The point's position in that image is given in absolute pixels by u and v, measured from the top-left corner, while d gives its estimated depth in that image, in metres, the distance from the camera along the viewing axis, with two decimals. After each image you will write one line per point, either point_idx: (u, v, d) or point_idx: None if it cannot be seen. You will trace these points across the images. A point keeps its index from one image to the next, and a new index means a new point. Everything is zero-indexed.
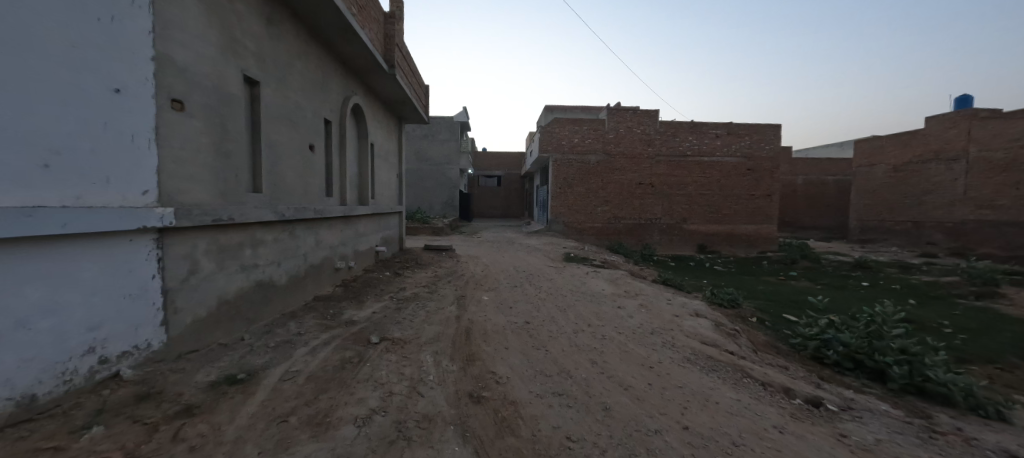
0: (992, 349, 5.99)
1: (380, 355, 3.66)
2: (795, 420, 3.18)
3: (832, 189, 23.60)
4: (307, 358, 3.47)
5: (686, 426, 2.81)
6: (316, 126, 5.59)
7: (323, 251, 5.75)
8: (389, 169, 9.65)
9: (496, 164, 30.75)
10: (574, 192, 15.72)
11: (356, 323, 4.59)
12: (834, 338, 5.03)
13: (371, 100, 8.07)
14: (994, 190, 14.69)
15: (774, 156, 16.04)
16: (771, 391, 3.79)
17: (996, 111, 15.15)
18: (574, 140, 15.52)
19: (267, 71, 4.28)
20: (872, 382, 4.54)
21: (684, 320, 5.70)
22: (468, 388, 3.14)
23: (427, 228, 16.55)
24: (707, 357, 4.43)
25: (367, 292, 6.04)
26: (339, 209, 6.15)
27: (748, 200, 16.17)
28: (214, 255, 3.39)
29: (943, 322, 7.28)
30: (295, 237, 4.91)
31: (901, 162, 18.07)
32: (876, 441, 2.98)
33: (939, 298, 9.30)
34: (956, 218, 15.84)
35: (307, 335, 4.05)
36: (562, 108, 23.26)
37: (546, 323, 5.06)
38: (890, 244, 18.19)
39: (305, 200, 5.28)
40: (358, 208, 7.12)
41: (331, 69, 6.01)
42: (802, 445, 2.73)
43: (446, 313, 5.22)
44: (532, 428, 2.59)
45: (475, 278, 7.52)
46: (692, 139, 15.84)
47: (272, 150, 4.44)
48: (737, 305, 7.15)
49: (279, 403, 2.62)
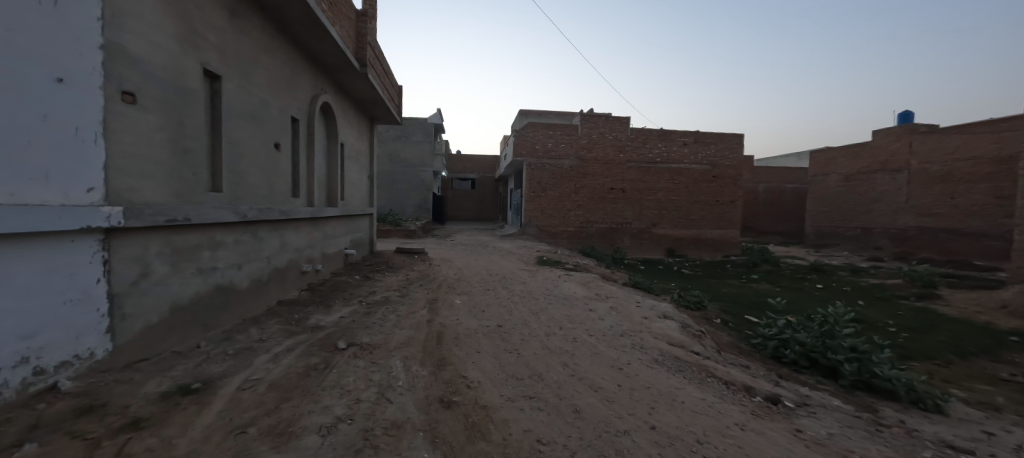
0: (930, 347, 6.49)
1: (347, 361, 3.56)
2: (756, 418, 3.32)
3: (790, 196, 24.96)
4: (269, 365, 3.32)
5: (652, 426, 2.87)
6: (282, 124, 5.40)
7: (288, 254, 5.54)
8: (360, 169, 9.45)
9: (471, 166, 30.61)
10: (547, 197, 15.87)
11: (323, 328, 4.44)
12: (792, 337, 5.29)
13: (341, 99, 7.87)
14: (932, 199, 15.89)
15: (738, 164, 16.77)
16: (733, 390, 3.93)
17: (933, 127, 16.49)
18: (548, 144, 15.68)
19: (229, 65, 4.10)
20: (825, 379, 4.80)
21: (653, 322, 5.83)
22: (439, 393, 3.10)
23: (399, 231, 16.27)
24: (674, 357, 4.56)
25: (334, 297, 5.86)
26: (306, 210, 5.96)
27: (714, 206, 16.83)
28: (167, 257, 3.20)
29: (888, 322, 7.81)
30: (259, 239, 4.71)
31: (851, 172, 19.35)
32: (828, 436, 3.14)
33: (884, 299, 9.99)
34: (900, 225, 17.06)
35: (270, 342, 3.87)
36: (536, 113, 23.43)
37: (518, 327, 5.07)
38: (842, 249, 19.39)
39: (269, 201, 5.08)
40: (326, 210, 6.91)
41: (299, 65, 5.82)
42: (762, 441, 2.85)
43: (418, 317, 5.13)
44: (504, 433, 2.58)
45: (448, 281, 7.43)
46: (662, 147, 16.35)
47: (235, 148, 4.26)
48: (703, 307, 7.42)
49: (237, 414, 2.49)
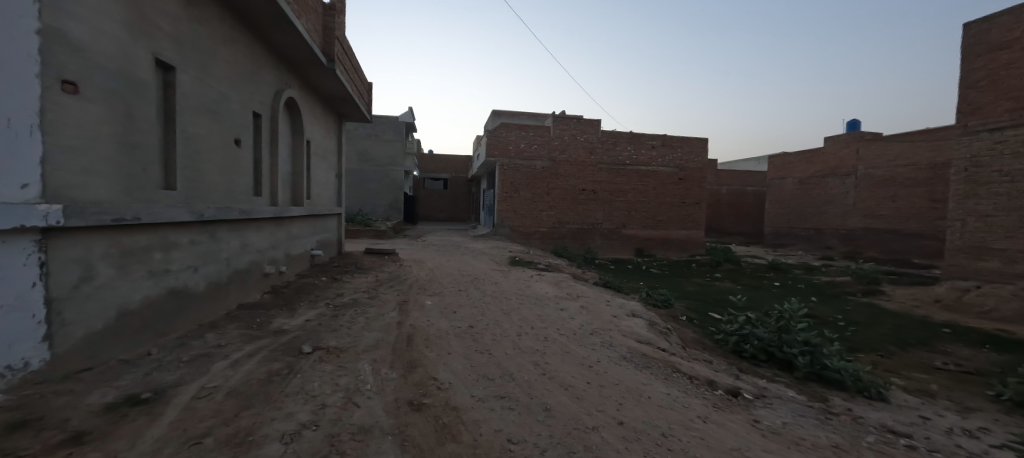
0: (874, 339, 6.98)
1: (313, 366, 3.44)
2: (717, 410, 3.46)
3: (750, 198, 26.23)
4: (227, 372, 3.16)
5: (620, 421, 2.94)
6: (243, 120, 5.17)
7: (249, 255, 5.30)
8: (327, 168, 9.18)
9: (443, 166, 30.31)
10: (520, 197, 15.95)
11: (287, 332, 4.29)
12: (751, 333, 5.55)
13: (307, 96, 7.61)
14: (877, 202, 17.10)
15: (702, 167, 17.44)
16: (696, 384, 4.08)
17: (877, 135, 17.76)
18: (520, 145, 15.77)
19: (184, 55, 3.88)
20: (782, 372, 5.06)
21: (621, 320, 5.97)
22: (409, 395, 3.06)
23: (369, 231, 15.93)
24: (641, 354, 4.69)
25: (299, 299, 5.65)
26: (269, 210, 5.72)
27: (680, 207, 17.44)
28: (114, 258, 3.00)
29: (838, 317, 8.35)
30: (217, 240, 4.49)
31: (806, 176, 20.54)
32: (783, 425, 3.32)
33: (835, 295, 10.66)
34: (848, 226, 18.26)
35: (229, 347, 3.70)
36: (509, 113, 23.51)
37: (490, 327, 5.06)
38: (797, 249, 20.56)
39: (229, 199, 4.84)
40: (292, 209, 6.66)
41: (262, 58, 5.58)
42: (723, 432, 2.98)
43: (387, 319, 5.03)
44: (474, 433, 2.57)
45: (419, 282, 7.33)
46: (631, 149, 16.77)
47: (192, 144, 4.06)
48: (669, 305, 7.67)
49: (192, 424, 2.36)
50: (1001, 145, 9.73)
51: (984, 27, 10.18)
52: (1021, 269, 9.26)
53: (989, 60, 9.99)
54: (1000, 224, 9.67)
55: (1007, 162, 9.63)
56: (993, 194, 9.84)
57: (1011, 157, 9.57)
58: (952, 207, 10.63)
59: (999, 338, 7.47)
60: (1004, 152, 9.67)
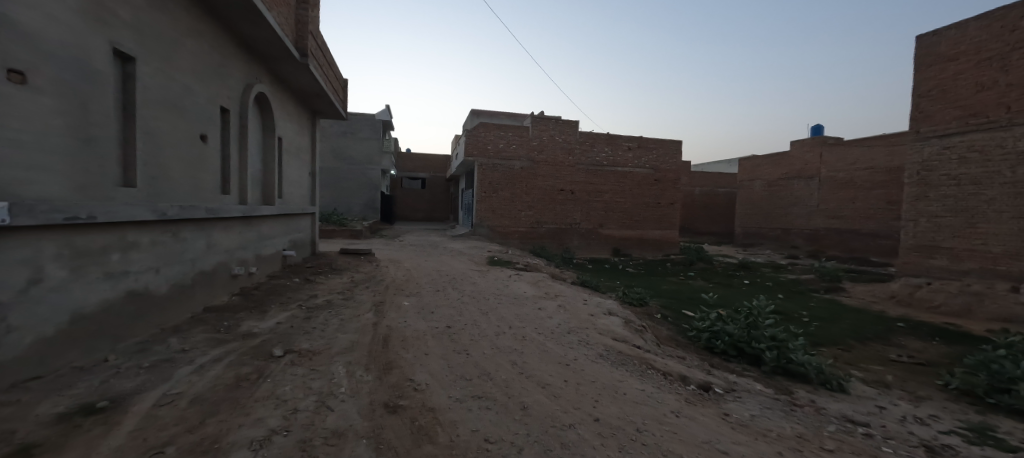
0: (835, 334, 7.35)
1: (284, 370, 3.34)
2: (689, 404, 3.56)
3: (722, 199, 27.10)
4: (191, 378, 3.03)
5: (596, 418, 2.99)
6: (209, 115, 4.96)
7: (216, 256, 5.08)
8: (301, 166, 8.93)
9: (421, 165, 29.93)
10: (498, 197, 15.95)
11: (257, 335, 4.14)
12: (722, 329, 5.74)
13: (279, 91, 7.37)
14: (838, 203, 17.98)
15: (677, 168, 17.90)
16: (670, 380, 4.19)
17: (839, 139, 18.68)
18: (499, 145, 15.77)
19: (146, 46, 3.70)
20: (750, 366, 5.26)
21: (598, 319, 6.06)
22: (384, 398, 3.00)
23: (344, 231, 15.58)
24: (617, 352, 4.77)
25: (270, 301, 5.47)
26: (238, 209, 5.51)
27: (656, 208, 17.83)
28: (66, 260, 2.82)
29: (803, 313, 8.73)
30: (181, 240, 4.29)
31: (774, 178, 21.38)
32: (751, 417, 3.45)
33: (800, 293, 11.14)
34: (812, 226, 19.12)
35: (194, 352, 3.54)
36: (488, 113, 23.48)
37: (468, 327, 5.04)
38: (765, 248, 21.38)
39: (194, 197, 4.64)
40: (262, 208, 6.43)
41: (230, 51, 5.38)
42: (694, 426, 3.07)
43: (363, 321, 4.93)
44: (451, 434, 2.55)
45: (396, 283, 7.22)
46: (608, 150, 17.04)
47: (153, 139, 3.86)
48: (644, 303, 7.83)
49: (152, 433, 2.24)
50: (949, 150, 10.41)
51: (934, 40, 10.88)
52: (967, 267, 9.93)
53: (939, 71, 10.69)
54: (948, 225, 10.35)
55: (955, 167, 10.30)
56: (942, 196, 10.51)
57: (958, 161, 10.25)
58: (906, 208, 11.28)
59: (947, 331, 8.00)
60: (952, 157, 10.35)
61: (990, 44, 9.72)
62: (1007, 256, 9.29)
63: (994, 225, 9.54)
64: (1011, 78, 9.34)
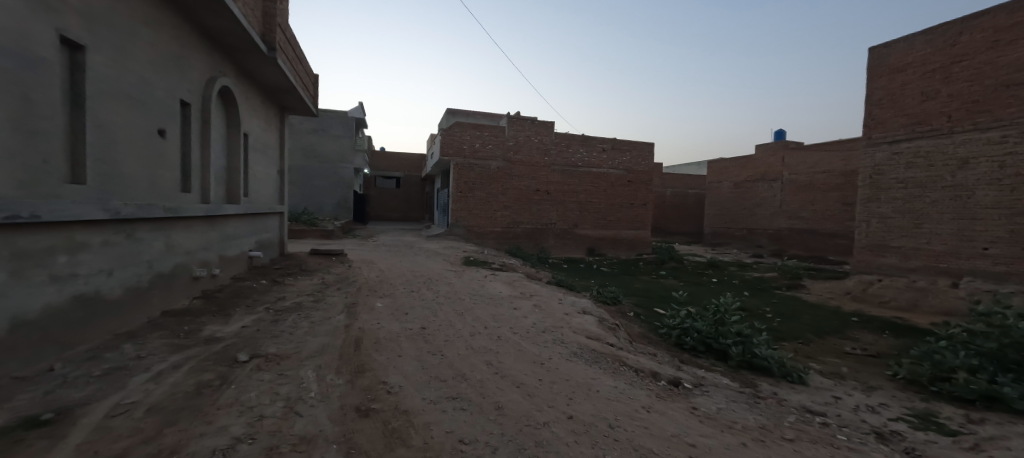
0: (796, 329, 7.73)
1: (249, 375, 3.22)
2: (660, 400, 3.67)
3: (692, 200, 28.01)
4: (147, 386, 2.87)
5: (570, 415, 3.03)
6: (168, 108, 4.71)
7: (175, 257, 4.83)
8: (268, 163, 8.60)
9: (396, 164, 29.44)
10: (474, 197, 15.90)
11: (220, 340, 3.97)
12: (691, 326, 5.94)
13: (245, 86, 7.07)
14: (799, 205, 18.92)
15: (649, 170, 18.35)
16: (642, 376, 4.30)
17: (799, 144, 19.67)
18: (475, 145, 15.72)
19: (97, 33, 3.47)
20: (718, 361, 5.47)
21: (572, 317, 6.15)
22: (356, 401, 2.94)
23: (314, 232, 15.15)
24: (590, 350, 4.86)
25: (235, 304, 5.25)
26: (199, 208, 5.25)
27: (629, 208, 18.23)
28: (6, 262, 2.61)
29: (766, 309, 9.14)
30: (136, 241, 4.05)
31: (740, 181, 22.27)
32: (717, 410, 3.59)
33: (764, 290, 11.66)
34: (776, 226, 20.03)
35: (151, 358, 3.36)
36: (464, 113, 23.37)
37: (443, 328, 5.00)
38: (733, 247, 22.24)
39: (151, 196, 4.39)
40: (226, 207, 6.16)
41: (191, 42, 5.12)
42: (664, 420, 3.17)
43: (334, 323, 4.80)
44: (424, 436, 2.52)
45: (369, 284, 7.09)
46: (583, 152, 17.28)
47: (105, 133, 3.63)
48: (618, 302, 8.00)
49: (104, 445, 2.11)
50: (897, 155, 11.13)
51: (885, 52, 11.62)
52: (913, 264, 10.67)
53: (888, 81, 11.44)
54: (897, 225, 11.07)
55: (903, 171, 11.03)
56: (891, 198, 11.23)
57: (905, 166, 10.97)
58: (860, 210, 11.99)
59: (895, 324, 8.56)
60: (899, 162, 11.08)
61: (934, 58, 10.48)
62: (948, 254, 10.03)
63: (937, 225, 10.29)
64: (952, 90, 10.11)
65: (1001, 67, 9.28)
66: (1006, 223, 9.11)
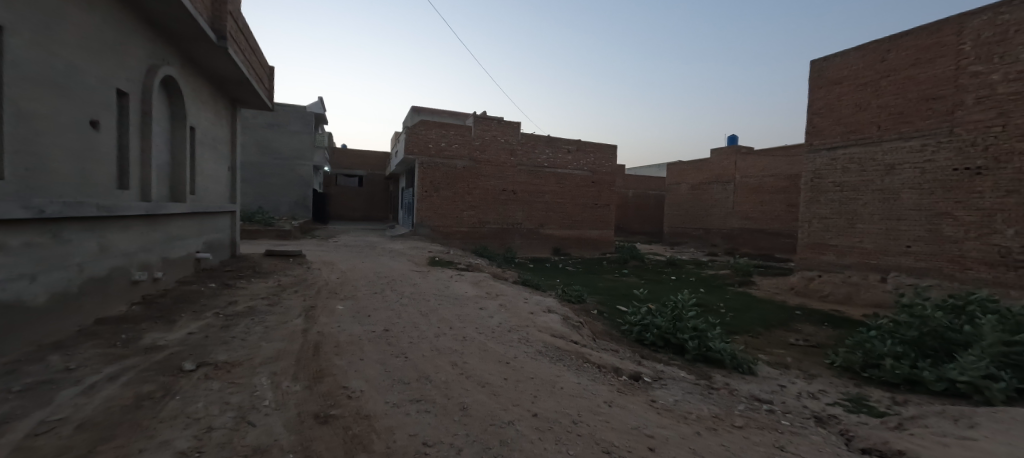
0: (747, 322, 8.23)
1: (196, 384, 3.02)
2: (621, 394, 3.80)
3: (652, 201, 29.10)
4: (78, 401, 2.63)
5: (535, 413, 3.07)
6: (103, 98, 4.32)
7: (111, 260, 4.45)
8: (218, 159, 8.10)
9: (358, 162, 28.54)
10: (440, 196, 15.72)
11: (163, 349, 3.70)
12: (651, 322, 6.18)
13: (191, 76, 6.62)
14: (749, 206, 20.12)
15: (612, 171, 18.89)
16: (605, 372, 4.42)
17: (749, 149, 20.94)
18: (440, 144, 15.53)
19: (18, 13, 3.14)
20: (676, 355, 5.73)
21: (538, 316, 6.23)
22: (314, 408, 2.83)
23: (270, 232, 14.44)
24: (555, 348, 4.94)
25: (180, 310, 4.91)
26: (140, 207, 4.86)
27: (594, 208, 18.67)
28: None
29: (720, 305, 9.67)
30: (64, 242, 3.69)
31: (696, 183, 23.38)
32: (674, 402, 3.76)
33: (718, 286, 12.33)
34: (728, 226, 21.20)
35: (82, 370, 3.08)
36: (430, 111, 23.06)
37: (407, 330, 4.91)
38: (690, 246, 23.31)
39: (81, 193, 4.01)
40: (170, 206, 5.74)
41: (130, 27, 4.74)
42: (624, 413, 3.28)
43: (291, 327, 4.60)
44: (387, 440, 2.48)
45: (330, 286, 6.84)
46: (549, 152, 17.52)
47: (26, 123, 3.29)
48: (582, 300, 8.18)
49: None
50: (835, 161, 12.11)
51: (824, 65, 12.59)
52: (848, 261, 11.63)
53: (827, 92, 12.41)
54: (834, 225, 12.03)
55: (839, 176, 12.00)
56: (830, 200, 12.20)
57: (841, 171, 11.94)
58: (803, 211, 12.92)
59: (833, 316, 9.31)
60: (836, 167, 12.05)
61: (866, 72, 11.47)
62: (877, 251, 11.02)
63: (868, 225, 11.27)
64: (881, 102, 11.10)
65: (922, 82, 10.29)
66: (926, 223, 10.12)
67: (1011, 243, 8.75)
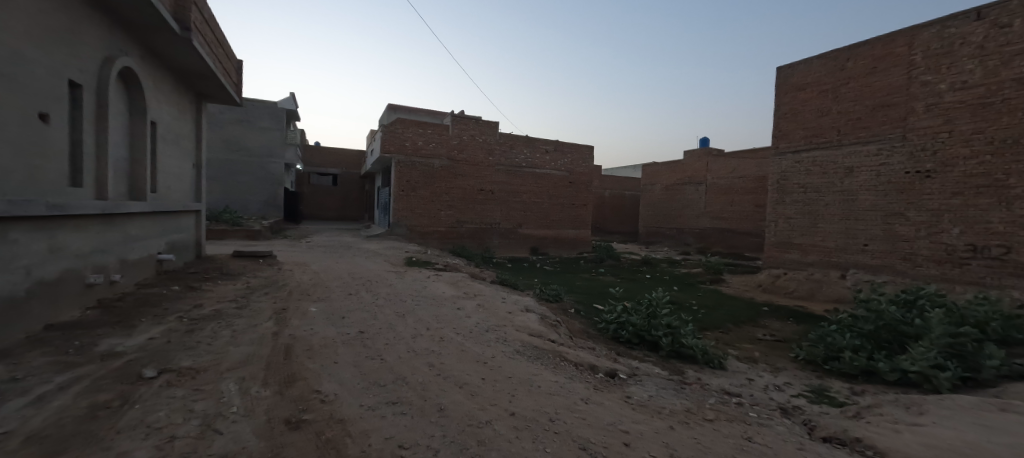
0: (717, 319, 8.52)
1: (158, 392, 2.88)
2: (598, 391, 3.87)
3: (628, 201, 29.69)
4: (26, 412, 2.46)
5: (512, 412, 3.09)
6: (53, 89, 4.05)
7: (62, 262, 4.18)
8: (182, 156, 7.74)
9: (332, 160, 27.82)
10: (417, 196, 15.53)
11: (121, 355, 3.51)
12: (627, 320, 6.31)
13: (152, 68, 6.30)
14: (720, 206, 20.82)
15: (589, 172, 19.16)
16: (581, 369, 4.49)
17: (720, 151, 21.68)
18: (417, 143, 15.34)
19: None
20: (650, 352, 5.87)
21: (516, 316, 6.25)
22: (285, 414, 2.76)
23: (238, 231, 13.90)
24: (533, 347, 4.97)
25: (141, 314, 4.67)
26: (95, 206, 4.58)
27: (571, 208, 18.89)
28: None
29: (693, 302, 9.98)
30: (10, 243, 3.44)
31: (670, 184, 24.01)
32: (648, 398, 3.86)
33: (690, 284, 12.72)
34: (700, 225, 21.88)
35: (30, 380, 2.88)
36: (406, 109, 22.73)
37: (383, 331, 4.83)
38: (664, 245, 23.92)
39: (28, 190, 3.74)
40: (129, 205, 5.44)
41: (84, 14, 4.47)
42: (600, 410, 3.34)
43: (261, 331, 4.45)
44: (362, 444, 2.44)
45: (302, 287, 6.66)
46: (527, 152, 17.60)
47: None
48: (559, 299, 8.26)
49: None
50: (799, 164, 12.69)
51: (789, 72, 13.16)
52: (811, 259, 12.22)
53: (791, 97, 12.99)
54: (799, 225, 12.61)
55: (803, 177, 12.59)
56: (794, 201, 12.77)
57: (805, 173, 12.53)
58: (770, 211, 13.47)
59: (798, 312, 9.76)
60: (801, 169, 12.63)
61: (827, 79, 12.06)
62: (838, 250, 11.63)
63: (830, 225, 11.87)
64: (841, 107, 11.69)
65: (877, 90, 10.91)
66: (881, 223, 10.75)
67: (956, 242, 9.39)
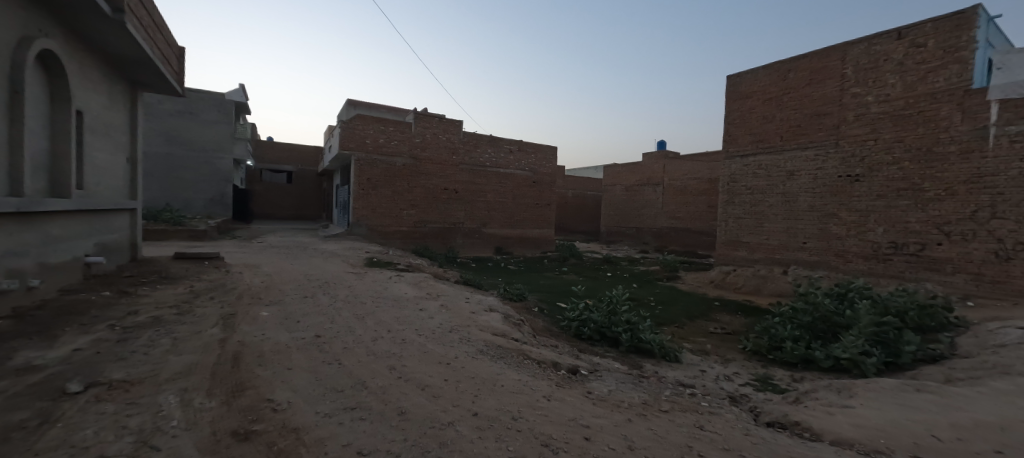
0: (673, 314, 8.94)
1: (85, 409, 2.63)
2: (560, 388, 3.95)
3: (590, 201, 30.44)
4: None
5: (475, 412, 3.09)
6: None
7: None
8: (114, 148, 7.08)
9: (287, 156, 26.48)
10: (378, 194, 15.11)
11: (40, 369, 3.16)
12: (589, 317, 6.48)
13: (79, 51, 5.72)
14: (676, 206, 21.82)
15: (553, 172, 19.45)
16: (544, 367, 4.56)
17: (675, 154, 22.73)
18: (378, 140, 14.93)
19: None
20: (611, 348, 6.07)
21: (479, 316, 6.24)
22: (233, 425, 2.60)
23: (180, 232, 12.90)
24: (496, 346, 4.99)
25: (65, 323, 4.23)
26: (10, 203, 4.10)
27: (535, 208, 19.09)
28: None
29: (651, 299, 10.41)
30: None
31: (630, 184, 24.86)
32: (608, 392, 3.99)
33: (649, 282, 13.25)
34: (658, 225, 22.82)
35: None
36: (367, 105, 22.05)
37: (341, 335, 4.67)
38: (625, 244, 24.74)
39: None
40: (50, 202, 4.90)
41: None
42: (562, 406, 3.41)
43: (206, 338, 4.17)
44: (318, 453, 2.35)
45: (253, 290, 6.31)
46: (491, 152, 17.59)
47: None
48: (523, 298, 8.33)
49: None
50: (747, 167, 13.54)
51: (737, 80, 14.01)
52: (758, 256, 13.09)
53: (740, 104, 13.84)
54: (746, 224, 13.46)
55: (751, 180, 13.44)
56: (743, 202, 13.61)
57: (752, 176, 13.39)
58: (722, 211, 14.27)
59: (746, 306, 10.43)
60: (749, 172, 13.49)
61: (771, 89, 12.96)
62: (781, 247, 12.53)
63: (774, 225, 12.76)
64: (783, 115, 12.60)
65: (814, 100, 11.85)
66: (817, 223, 11.69)
67: (880, 239, 10.39)
